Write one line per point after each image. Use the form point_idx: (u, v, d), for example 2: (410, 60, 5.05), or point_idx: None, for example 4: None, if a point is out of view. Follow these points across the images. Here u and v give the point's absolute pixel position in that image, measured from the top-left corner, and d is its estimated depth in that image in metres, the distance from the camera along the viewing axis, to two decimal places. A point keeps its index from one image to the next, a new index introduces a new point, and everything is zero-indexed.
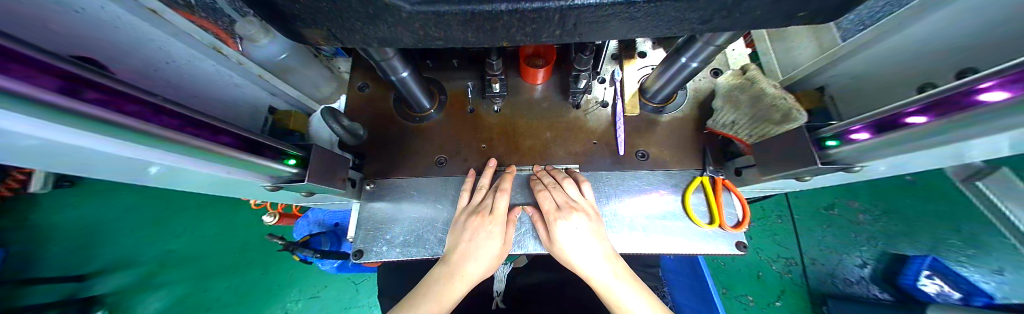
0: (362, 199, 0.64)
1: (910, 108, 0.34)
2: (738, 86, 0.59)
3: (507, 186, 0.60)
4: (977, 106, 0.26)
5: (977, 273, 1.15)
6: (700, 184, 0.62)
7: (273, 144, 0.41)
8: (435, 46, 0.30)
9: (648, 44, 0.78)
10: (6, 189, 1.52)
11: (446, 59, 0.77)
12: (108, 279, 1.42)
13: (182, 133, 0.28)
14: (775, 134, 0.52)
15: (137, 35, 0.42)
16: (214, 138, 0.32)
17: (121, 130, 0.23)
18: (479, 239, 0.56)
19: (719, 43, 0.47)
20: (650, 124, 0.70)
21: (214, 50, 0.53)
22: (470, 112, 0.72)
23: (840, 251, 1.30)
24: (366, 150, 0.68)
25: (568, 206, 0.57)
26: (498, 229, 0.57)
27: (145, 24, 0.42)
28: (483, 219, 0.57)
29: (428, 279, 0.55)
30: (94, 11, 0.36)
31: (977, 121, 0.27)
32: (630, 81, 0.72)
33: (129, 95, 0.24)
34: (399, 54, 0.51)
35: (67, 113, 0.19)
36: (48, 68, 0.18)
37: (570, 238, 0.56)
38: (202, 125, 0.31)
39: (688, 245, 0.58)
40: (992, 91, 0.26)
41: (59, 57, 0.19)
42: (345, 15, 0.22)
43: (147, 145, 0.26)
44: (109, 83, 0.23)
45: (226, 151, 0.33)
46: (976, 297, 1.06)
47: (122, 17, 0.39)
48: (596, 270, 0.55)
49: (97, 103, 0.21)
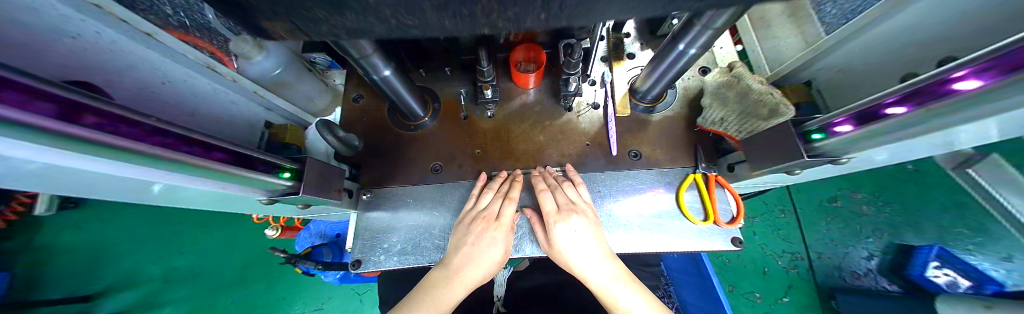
0: (359, 209, 0.64)
1: (888, 99, 0.34)
2: (726, 83, 0.60)
3: (516, 194, 0.61)
4: (955, 94, 0.27)
5: (987, 262, 1.13)
6: (694, 181, 0.62)
7: (267, 158, 0.42)
8: (412, 34, 0.28)
9: (636, 45, 0.79)
10: (12, 213, 1.54)
11: (438, 67, 0.78)
12: (112, 299, 1.42)
13: (176, 152, 0.29)
14: (762, 129, 0.54)
15: (133, 58, 0.44)
16: (207, 155, 0.33)
17: (117, 151, 0.24)
18: (483, 244, 0.56)
19: (702, 42, 0.48)
20: (641, 123, 0.70)
21: (207, 68, 0.54)
22: (464, 119, 0.73)
23: (847, 244, 1.28)
24: (362, 159, 0.69)
25: (567, 208, 0.58)
26: (499, 230, 0.57)
27: (142, 46, 0.44)
28: (488, 224, 0.57)
29: (426, 285, 0.55)
30: (91, 36, 0.38)
31: (955, 110, 0.28)
32: (620, 83, 0.73)
33: (123, 117, 0.25)
34: (378, 50, 0.48)
35: (64, 136, 0.20)
36: (42, 95, 0.19)
37: (570, 240, 0.56)
38: (196, 143, 0.31)
39: (685, 243, 0.58)
40: (967, 79, 0.26)
41: (53, 83, 0.20)
42: (301, 4, 0.20)
43: (144, 164, 0.27)
44: (104, 106, 0.24)
45: (222, 167, 0.34)
46: (987, 285, 1.04)
47: (118, 42, 0.42)
48: (596, 272, 0.55)
49: (92, 126, 0.22)
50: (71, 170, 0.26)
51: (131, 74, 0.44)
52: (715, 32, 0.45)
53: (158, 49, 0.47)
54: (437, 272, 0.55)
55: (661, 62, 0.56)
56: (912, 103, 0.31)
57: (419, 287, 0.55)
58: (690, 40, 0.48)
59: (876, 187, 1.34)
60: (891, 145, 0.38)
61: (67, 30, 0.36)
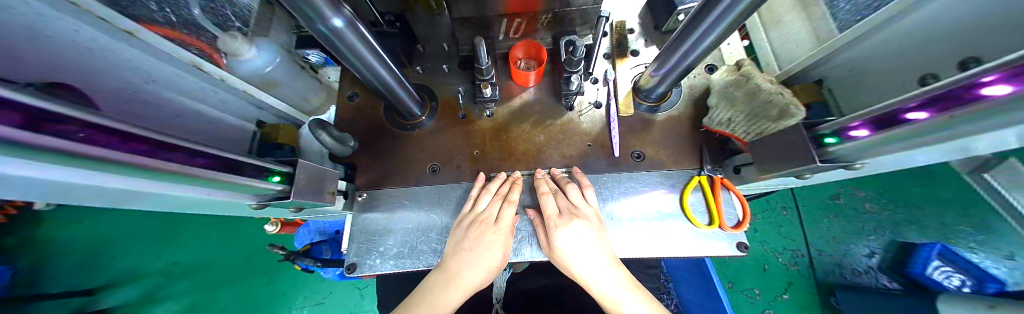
0: (354, 211, 0.62)
1: (909, 103, 0.33)
2: (733, 82, 0.58)
3: (516, 197, 0.59)
4: (983, 100, 0.25)
5: (988, 259, 1.13)
6: (699, 184, 0.61)
7: (260, 163, 0.40)
8: None
9: (641, 41, 0.76)
10: (9, 208, 1.53)
11: (436, 64, 0.76)
12: (113, 293, 1.42)
13: (155, 159, 0.27)
14: (772, 130, 0.52)
15: (115, 57, 0.42)
16: (189, 161, 0.31)
17: (86, 160, 0.22)
18: (479, 248, 0.55)
19: (710, 42, 0.46)
20: (645, 124, 0.68)
21: (195, 67, 0.52)
22: (463, 118, 0.71)
23: (848, 241, 1.28)
24: (358, 160, 0.67)
25: (569, 212, 0.57)
26: (497, 234, 0.56)
27: (123, 45, 0.42)
28: (485, 228, 0.56)
29: (423, 289, 0.54)
30: (70, 35, 0.36)
31: (984, 118, 0.26)
32: (623, 81, 0.71)
33: (101, 125, 0.23)
34: None
35: (33, 148, 0.19)
36: (14, 105, 0.18)
37: (572, 245, 0.55)
38: (179, 149, 0.30)
39: (689, 247, 0.57)
40: (992, 84, 0.24)
41: (16, 91, 0.19)
42: None
43: (120, 172, 0.26)
44: (76, 114, 0.22)
45: (205, 174, 0.32)
46: (987, 283, 1.03)
47: (99, 40, 0.39)
48: (597, 277, 0.54)
49: (67, 136, 0.21)
50: (49, 185, 0.24)
51: (114, 75, 0.42)
52: (725, 29, 0.43)
53: (142, 47, 0.44)
54: (434, 276, 0.54)
55: (668, 59, 0.53)
56: (935, 108, 0.30)
57: (417, 291, 0.54)
58: (697, 39, 0.45)
59: (880, 186, 1.33)
60: (908, 152, 0.36)
61: (44, 30, 0.34)
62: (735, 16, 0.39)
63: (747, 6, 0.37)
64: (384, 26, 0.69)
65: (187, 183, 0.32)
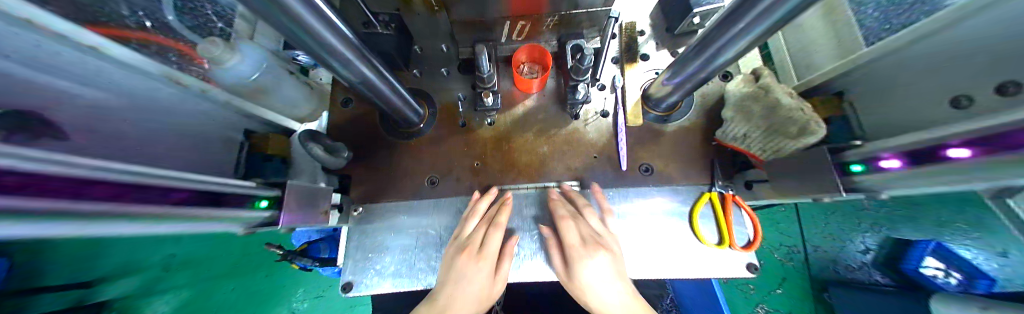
0: (351, 224, 0.60)
1: (952, 139, 0.30)
2: (750, 95, 0.53)
3: (502, 220, 0.54)
4: None
5: (980, 255, 0.97)
6: (710, 200, 0.58)
7: (235, 189, 0.37)
8: None
9: (651, 45, 0.72)
10: None
11: (435, 68, 0.72)
12: None
13: (129, 204, 0.24)
14: (794, 148, 0.49)
15: (94, 73, 0.37)
16: (167, 198, 0.28)
17: (71, 218, 0.20)
18: (467, 278, 0.49)
19: (728, 57, 0.43)
20: (654, 134, 0.65)
21: (169, 79, 0.45)
22: (463, 127, 0.68)
23: (842, 237, 1.11)
24: (355, 171, 0.65)
25: (593, 240, 0.52)
26: (483, 262, 0.50)
27: (106, 62, 0.38)
28: (471, 257, 0.51)
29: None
30: (31, 51, 0.31)
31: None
32: (632, 88, 0.68)
33: (77, 176, 0.21)
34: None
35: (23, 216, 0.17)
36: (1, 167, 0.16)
37: (597, 280, 0.48)
38: (153, 188, 0.27)
39: (695, 268, 0.55)
40: None
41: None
42: None
43: (108, 225, 0.23)
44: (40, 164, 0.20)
45: (185, 209, 0.30)
46: (978, 280, 0.87)
47: (71, 56, 0.34)
48: (609, 300, 0.47)
49: (53, 193, 0.19)
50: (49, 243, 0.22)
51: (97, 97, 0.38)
52: (747, 43, 0.39)
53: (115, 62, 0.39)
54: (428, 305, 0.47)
55: (688, 64, 0.49)
56: (980, 149, 0.28)
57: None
58: (718, 49, 0.41)
59: None
60: (948, 187, 0.34)
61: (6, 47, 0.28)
62: (756, 34, 0.36)
63: (774, 24, 0.34)
64: (379, 27, 0.62)
65: (182, 223, 0.30)
